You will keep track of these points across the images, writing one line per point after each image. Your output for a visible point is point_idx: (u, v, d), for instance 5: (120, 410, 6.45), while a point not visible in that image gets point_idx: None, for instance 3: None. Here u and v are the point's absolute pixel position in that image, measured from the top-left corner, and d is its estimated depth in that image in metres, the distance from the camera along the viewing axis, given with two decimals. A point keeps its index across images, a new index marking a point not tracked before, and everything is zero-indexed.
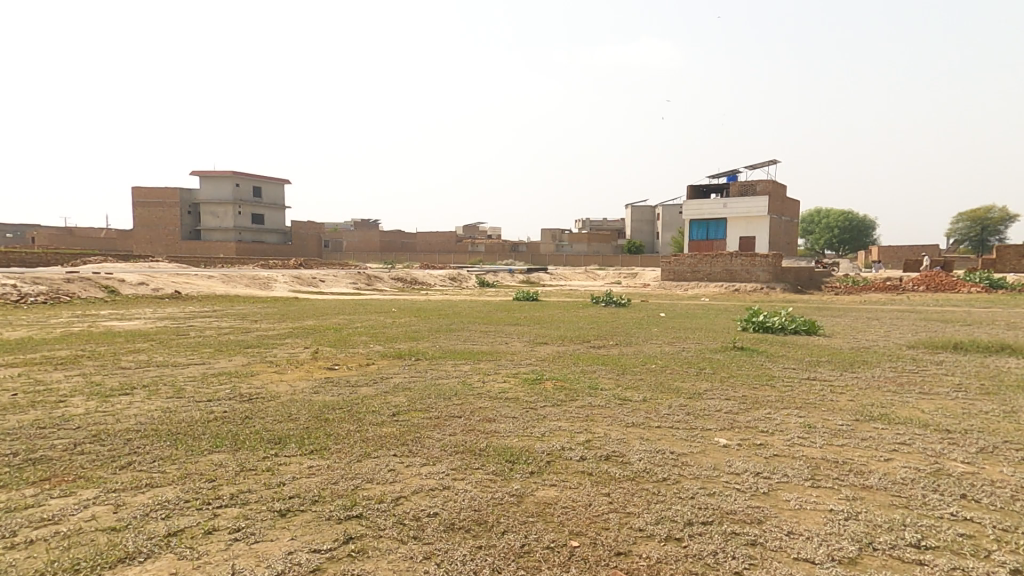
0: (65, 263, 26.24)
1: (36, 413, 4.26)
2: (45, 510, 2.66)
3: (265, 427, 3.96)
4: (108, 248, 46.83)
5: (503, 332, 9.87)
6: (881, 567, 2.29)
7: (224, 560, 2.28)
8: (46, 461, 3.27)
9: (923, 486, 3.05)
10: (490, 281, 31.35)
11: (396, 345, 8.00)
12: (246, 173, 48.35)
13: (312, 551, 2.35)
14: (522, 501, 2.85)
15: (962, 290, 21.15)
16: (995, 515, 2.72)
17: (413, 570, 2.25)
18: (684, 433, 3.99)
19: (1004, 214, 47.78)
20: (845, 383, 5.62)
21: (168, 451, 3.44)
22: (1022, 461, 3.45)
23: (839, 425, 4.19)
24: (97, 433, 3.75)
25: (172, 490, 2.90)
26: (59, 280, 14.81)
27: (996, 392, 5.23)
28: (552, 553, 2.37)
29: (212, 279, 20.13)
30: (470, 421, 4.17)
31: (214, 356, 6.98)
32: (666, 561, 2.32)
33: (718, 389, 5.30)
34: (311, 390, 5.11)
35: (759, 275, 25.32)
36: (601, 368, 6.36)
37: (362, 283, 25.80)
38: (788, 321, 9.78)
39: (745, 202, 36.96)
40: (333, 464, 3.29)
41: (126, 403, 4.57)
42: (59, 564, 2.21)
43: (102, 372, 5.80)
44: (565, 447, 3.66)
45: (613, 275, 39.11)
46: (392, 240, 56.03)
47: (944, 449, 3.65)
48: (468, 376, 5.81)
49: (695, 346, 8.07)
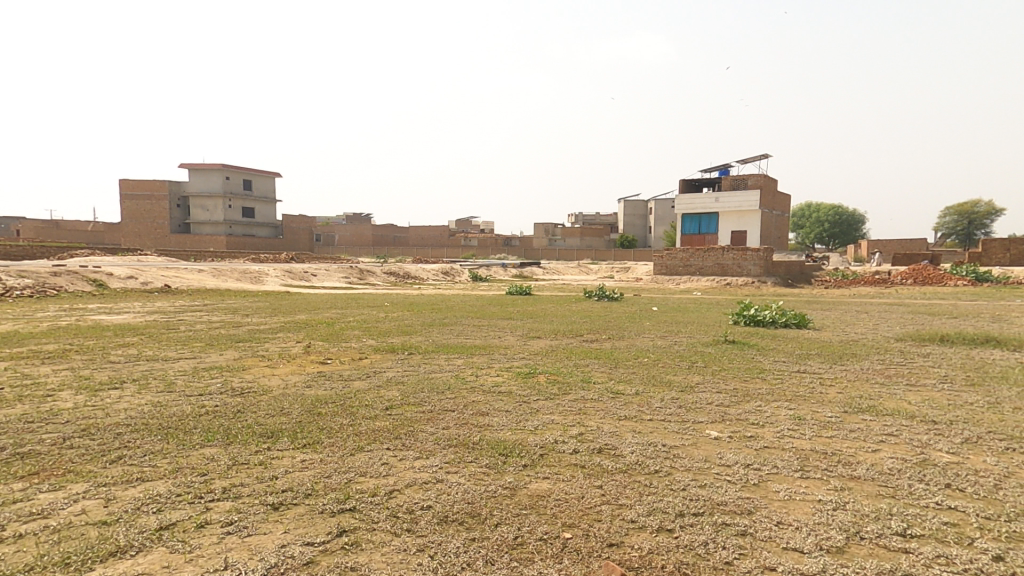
0: (52, 257, 25.96)
1: (23, 406, 4.19)
2: (34, 505, 2.56)
3: (257, 421, 3.87)
4: (94, 241, 46.57)
5: (495, 326, 9.87)
6: (868, 556, 2.25)
7: (217, 553, 2.20)
8: (35, 456, 3.16)
9: (909, 476, 3.00)
10: (483, 276, 31.36)
11: (389, 340, 7.95)
12: (236, 167, 47.78)
13: (305, 544, 2.28)
14: (515, 494, 2.77)
15: (949, 284, 21.41)
16: (979, 504, 2.68)
17: (407, 563, 2.17)
18: (676, 426, 3.92)
19: (991, 208, 48.37)
20: (835, 375, 5.68)
21: (159, 446, 3.33)
22: (1006, 450, 3.43)
23: (828, 417, 4.16)
24: (86, 428, 3.64)
25: (163, 484, 2.81)
26: (45, 273, 14.56)
27: (980, 382, 5.29)
28: (546, 545, 2.31)
29: (203, 271, 19.98)
30: (464, 415, 4.08)
31: (205, 350, 6.92)
32: (657, 552, 2.26)
33: (708, 382, 5.30)
34: (304, 384, 5.05)
35: (750, 268, 25.38)
36: (593, 362, 6.35)
37: (354, 278, 25.73)
38: (779, 314, 9.85)
39: (738, 198, 37.01)
40: (326, 457, 3.20)
41: (115, 397, 4.49)
42: (50, 558, 2.13)
43: (91, 367, 5.73)
44: (558, 440, 3.58)
45: (607, 270, 38.35)
46: (385, 234, 56.16)
47: (930, 439, 3.60)
48: (461, 371, 5.75)
49: (686, 340, 8.09)
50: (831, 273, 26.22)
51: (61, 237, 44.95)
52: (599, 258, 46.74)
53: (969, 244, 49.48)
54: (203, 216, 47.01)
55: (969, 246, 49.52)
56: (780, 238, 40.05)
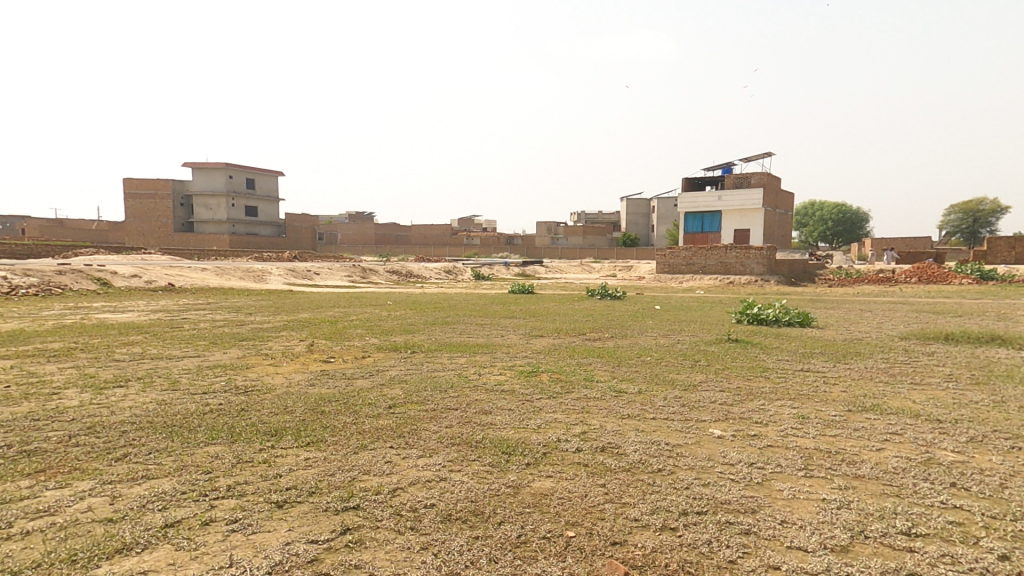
0: (55, 257, 26.13)
1: (29, 404, 4.21)
2: (41, 502, 2.58)
3: (261, 420, 3.88)
4: (98, 239, 46.85)
5: (497, 324, 9.88)
6: (872, 555, 2.24)
7: (221, 551, 2.20)
8: (41, 453, 3.18)
9: (914, 475, 2.99)
10: (484, 274, 31.44)
11: (393, 338, 7.99)
12: (239, 165, 47.93)
13: (308, 542, 2.28)
14: (518, 492, 2.77)
15: (954, 282, 21.30)
16: (984, 503, 2.66)
17: (411, 562, 2.17)
18: (678, 425, 3.91)
19: (996, 206, 48.09)
20: (838, 374, 5.64)
21: (164, 443, 3.35)
22: (1012, 449, 3.41)
23: (831, 416, 4.14)
24: (92, 425, 3.67)
25: (168, 481, 2.82)
26: (50, 271, 14.62)
27: (986, 381, 5.25)
28: (549, 543, 2.31)
29: (206, 270, 20.12)
30: (467, 413, 4.09)
31: (209, 348, 6.98)
32: (661, 550, 2.26)
33: (712, 380, 5.30)
34: (307, 382, 5.09)
35: (753, 266, 25.27)
36: (595, 360, 6.37)
37: (356, 276, 25.83)
38: (782, 313, 9.84)
39: (740, 197, 36.93)
40: (329, 455, 3.21)
41: (121, 395, 4.53)
42: (56, 556, 2.13)
43: (97, 364, 5.79)
44: (560, 438, 3.57)
45: (609, 268, 38.50)
46: (387, 233, 56.35)
47: (936, 438, 3.58)
48: (464, 369, 5.77)
49: (689, 339, 8.10)
50: (835, 271, 26.08)
51: (65, 236, 45.09)
52: (601, 257, 46.73)
53: (972, 243, 49.27)
54: (206, 215, 47.22)
55: (973, 244, 49.27)
56: (783, 237, 39.92)
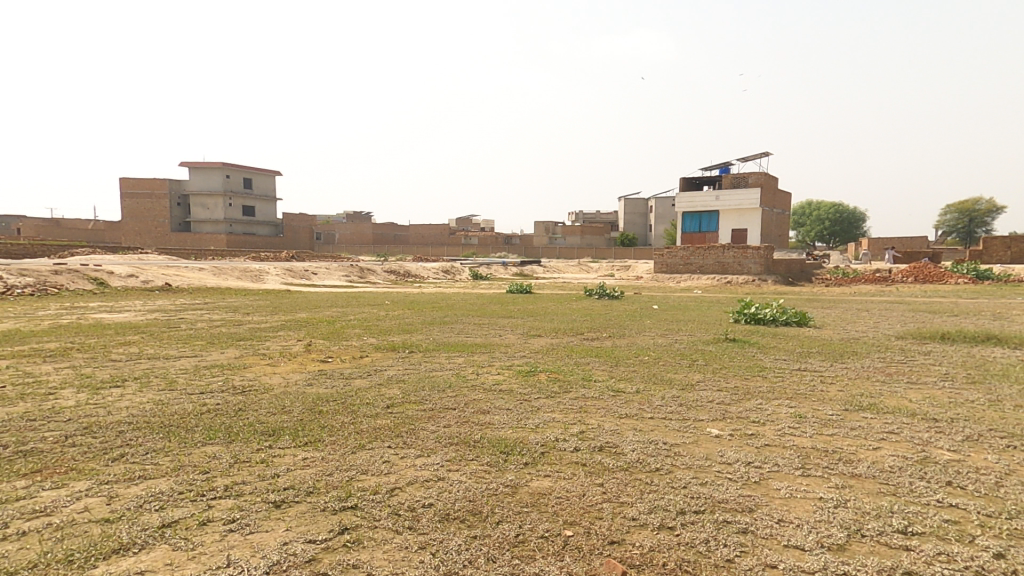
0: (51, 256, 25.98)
1: (25, 404, 4.20)
2: (37, 502, 2.57)
3: (258, 419, 3.87)
4: (94, 239, 46.65)
5: (495, 324, 9.89)
6: (869, 553, 2.25)
7: (218, 551, 2.20)
8: (37, 453, 3.17)
9: (911, 474, 3.00)
10: (483, 274, 31.43)
11: (391, 338, 7.97)
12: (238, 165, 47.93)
13: (307, 541, 2.28)
14: (516, 492, 2.77)
15: (950, 282, 21.39)
16: (979, 501, 2.68)
17: (410, 561, 2.17)
18: (676, 424, 3.92)
19: (993, 206, 48.29)
20: (835, 373, 5.64)
21: (161, 443, 3.34)
22: (1007, 448, 3.42)
23: (829, 415, 4.16)
24: (89, 425, 3.66)
25: (165, 481, 2.81)
26: (46, 271, 14.55)
27: (982, 380, 5.27)
28: (547, 543, 2.31)
29: (204, 270, 20.07)
30: (465, 413, 4.08)
31: (206, 348, 6.96)
32: (658, 550, 2.26)
33: (709, 380, 5.29)
34: (305, 382, 5.08)
35: (751, 266, 25.26)
36: (593, 360, 6.38)
37: (355, 276, 25.81)
38: (780, 312, 9.85)
39: (739, 196, 36.99)
40: (327, 455, 3.21)
41: (118, 395, 4.52)
42: (52, 556, 2.13)
43: (93, 364, 5.78)
44: (558, 438, 3.57)
45: (607, 267, 38.53)
46: (385, 233, 56.26)
47: (931, 437, 3.59)
48: (462, 369, 5.76)
49: (687, 338, 8.11)
50: (832, 271, 26.13)
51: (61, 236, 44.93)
52: (599, 256, 46.73)
53: (969, 243, 49.38)
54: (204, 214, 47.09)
55: (969, 244, 49.39)
56: (780, 237, 39.96)
